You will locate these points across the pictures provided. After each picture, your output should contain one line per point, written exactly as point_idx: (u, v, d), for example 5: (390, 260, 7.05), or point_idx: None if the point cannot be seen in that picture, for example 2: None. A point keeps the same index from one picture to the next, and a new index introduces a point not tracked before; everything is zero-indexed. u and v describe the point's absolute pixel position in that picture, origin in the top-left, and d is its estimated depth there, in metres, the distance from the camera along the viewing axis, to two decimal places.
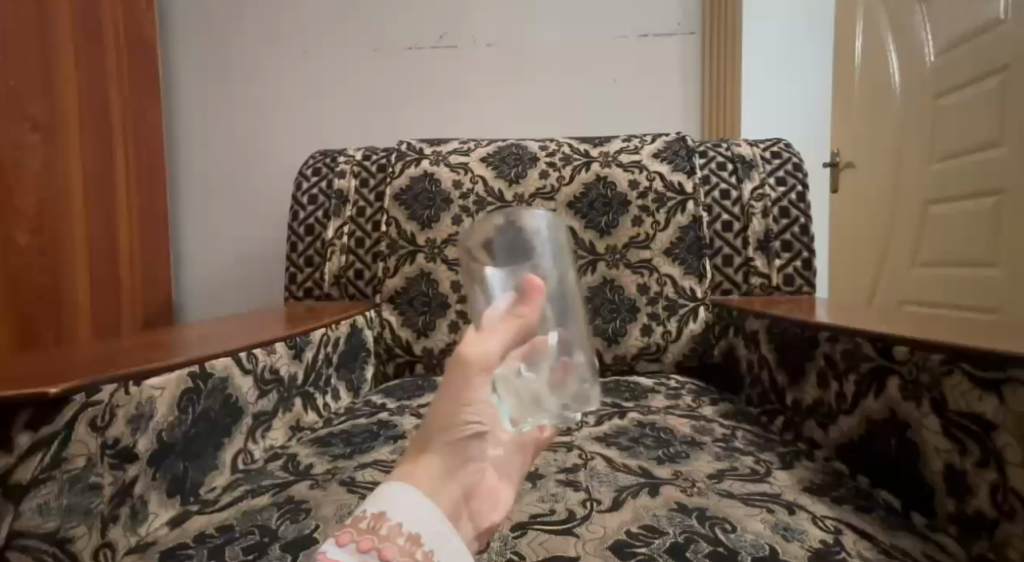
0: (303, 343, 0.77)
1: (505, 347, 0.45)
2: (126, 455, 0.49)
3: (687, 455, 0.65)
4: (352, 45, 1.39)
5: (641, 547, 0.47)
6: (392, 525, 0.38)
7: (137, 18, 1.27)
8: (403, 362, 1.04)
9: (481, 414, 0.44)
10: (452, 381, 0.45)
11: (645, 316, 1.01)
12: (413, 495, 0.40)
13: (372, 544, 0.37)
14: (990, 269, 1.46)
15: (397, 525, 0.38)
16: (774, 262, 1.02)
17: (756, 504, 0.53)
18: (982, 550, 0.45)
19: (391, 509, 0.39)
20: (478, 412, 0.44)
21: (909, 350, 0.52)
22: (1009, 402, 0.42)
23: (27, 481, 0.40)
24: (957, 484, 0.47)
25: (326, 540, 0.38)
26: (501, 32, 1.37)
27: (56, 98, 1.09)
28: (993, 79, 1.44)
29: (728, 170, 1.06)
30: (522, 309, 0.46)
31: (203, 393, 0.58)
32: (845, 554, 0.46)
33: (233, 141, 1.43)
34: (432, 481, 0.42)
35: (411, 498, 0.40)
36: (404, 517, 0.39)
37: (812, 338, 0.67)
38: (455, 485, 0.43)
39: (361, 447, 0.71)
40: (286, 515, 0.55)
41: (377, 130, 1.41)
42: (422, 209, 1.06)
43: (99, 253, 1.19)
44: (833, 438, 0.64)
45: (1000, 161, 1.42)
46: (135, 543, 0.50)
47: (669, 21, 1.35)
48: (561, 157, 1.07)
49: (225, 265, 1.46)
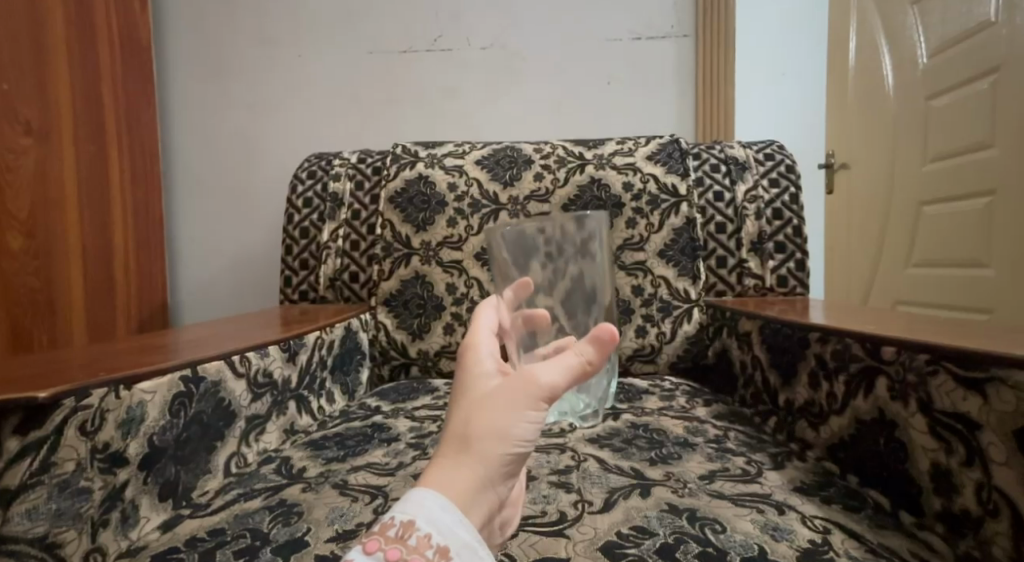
0: (298, 346, 0.77)
1: (572, 376, 0.38)
2: (117, 459, 0.49)
3: (679, 456, 0.65)
4: (347, 47, 1.39)
5: (631, 548, 0.48)
6: (420, 536, 0.33)
7: (132, 23, 1.28)
8: (398, 364, 1.04)
9: (532, 434, 0.37)
10: (504, 394, 0.37)
11: (639, 317, 1.02)
12: (450, 509, 0.34)
13: (398, 556, 0.32)
14: (983, 269, 1.47)
15: (426, 537, 0.33)
16: (768, 263, 1.02)
17: (746, 505, 0.53)
18: (969, 548, 0.45)
19: (424, 519, 0.33)
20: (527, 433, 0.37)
21: (898, 350, 0.52)
22: (994, 402, 0.43)
23: (16, 486, 0.41)
24: (944, 484, 0.48)
25: (352, 549, 0.33)
26: (495, 35, 1.37)
27: (49, 103, 1.10)
28: (984, 81, 1.45)
29: (722, 172, 1.06)
30: (590, 353, 0.38)
31: (195, 397, 0.58)
32: (833, 554, 0.46)
33: (228, 145, 1.43)
34: (467, 497, 0.35)
35: (446, 512, 0.34)
36: (437, 529, 0.33)
37: (803, 339, 0.68)
38: (489, 505, 0.37)
39: (355, 449, 0.71)
40: (278, 519, 0.55)
41: (371, 133, 1.41)
42: (417, 212, 1.06)
43: (94, 257, 1.19)
44: (824, 438, 0.64)
45: (991, 162, 1.43)
46: (126, 547, 0.50)
47: (662, 23, 1.35)
48: (555, 160, 1.07)
49: (220, 269, 1.46)
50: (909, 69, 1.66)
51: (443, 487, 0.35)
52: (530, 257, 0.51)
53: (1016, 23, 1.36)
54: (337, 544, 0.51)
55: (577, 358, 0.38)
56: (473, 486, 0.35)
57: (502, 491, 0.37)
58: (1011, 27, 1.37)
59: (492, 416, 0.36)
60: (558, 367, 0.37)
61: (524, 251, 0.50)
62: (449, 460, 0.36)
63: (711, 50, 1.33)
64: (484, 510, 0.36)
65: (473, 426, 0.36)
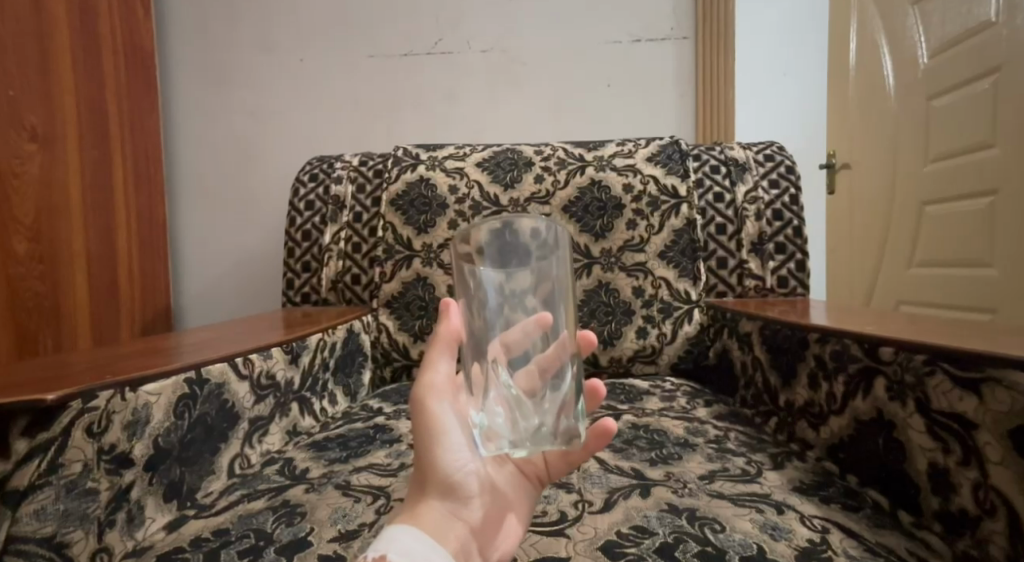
0: (301, 347, 0.77)
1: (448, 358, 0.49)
2: (124, 460, 0.50)
3: (679, 457, 0.65)
4: (350, 50, 1.40)
5: (631, 547, 0.48)
6: None
7: (134, 27, 1.28)
8: (400, 366, 1.05)
9: (461, 449, 0.46)
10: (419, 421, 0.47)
11: (640, 319, 1.02)
12: (414, 536, 0.42)
13: None
14: (987, 269, 1.47)
15: None
16: (768, 264, 1.02)
17: (745, 504, 0.54)
18: (966, 547, 0.46)
19: (392, 551, 0.41)
20: (457, 449, 0.46)
21: (894, 351, 0.53)
22: (989, 403, 0.43)
23: (25, 486, 0.42)
24: (941, 483, 0.48)
25: None
26: (495, 38, 1.38)
27: (55, 109, 1.11)
28: (986, 80, 1.44)
29: (722, 174, 1.07)
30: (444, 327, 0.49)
31: (199, 399, 0.58)
32: (831, 553, 0.46)
33: (231, 147, 1.44)
34: (433, 523, 0.44)
35: (412, 539, 0.42)
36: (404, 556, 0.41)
37: (802, 341, 0.68)
38: (457, 526, 0.45)
39: (358, 450, 0.72)
40: (282, 519, 0.55)
41: (373, 136, 1.42)
42: (419, 214, 1.07)
43: (99, 262, 1.20)
44: (824, 439, 0.64)
45: (994, 163, 1.43)
46: (131, 547, 0.51)
47: (662, 25, 1.36)
48: (556, 162, 1.08)
49: (222, 271, 1.47)
50: (909, 70, 1.65)
51: (410, 522, 0.44)
52: (507, 257, 0.45)
53: (1017, 24, 1.36)
54: (340, 544, 0.51)
55: (445, 335, 0.48)
56: (437, 511, 0.45)
57: (463, 510, 0.46)
58: (1011, 29, 1.37)
59: (424, 449, 0.46)
60: (437, 357, 0.48)
61: (493, 255, 0.45)
62: (414, 504, 0.46)
63: (710, 54, 1.33)
64: (454, 534, 0.44)
65: (418, 468, 0.47)
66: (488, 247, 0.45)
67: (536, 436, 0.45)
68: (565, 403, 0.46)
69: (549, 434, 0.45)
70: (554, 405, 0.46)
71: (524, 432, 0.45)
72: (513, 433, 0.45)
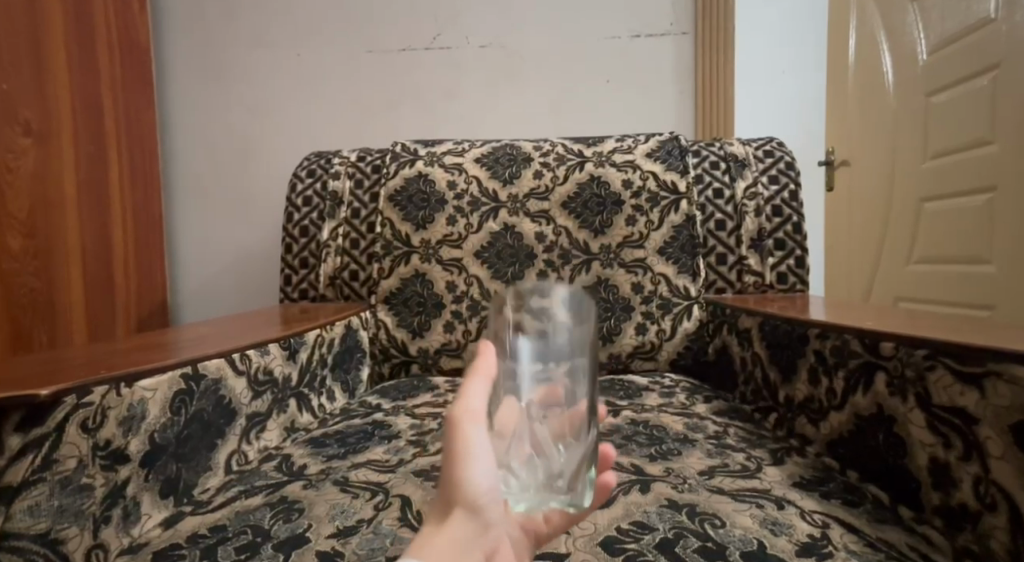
0: (298, 343, 0.77)
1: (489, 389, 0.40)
2: (119, 456, 0.49)
3: (678, 452, 0.65)
4: (348, 45, 1.39)
5: (631, 543, 0.48)
6: None
7: (130, 20, 1.28)
8: (399, 362, 1.04)
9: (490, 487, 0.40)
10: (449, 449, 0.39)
11: (639, 315, 1.02)
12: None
13: None
14: (986, 266, 1.46)
15: None
16: (767, 260, 1.02)
17: (745, 500, 0.54)
18: (967, 542, 0.46)
19: None
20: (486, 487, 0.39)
21: (894, 346, 0.52)
22: (989, 399, 0.43)
23: (19, 482, 0.41)
24: (942, 478, 0.48)
25: None
26: (494, 33, 1.37)
27: (49, 104, 1.10)
28: (986, 77, 1.44)
29: (721, 170, 1.06)
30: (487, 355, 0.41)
31: (195, 394, 0.58)
32: (831, 548, 0.46)
33: (228, 143, 1.43)
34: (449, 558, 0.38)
35: None
36: None
37: (801, 336, 0.68)
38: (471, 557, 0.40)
39: (356, 447, 0.71)
40: (280, 515, 0.55)
41: (371, 132, 1.41)
42: (418, 210, 1.06)
43: (95, 258, 1.19)
44: (824, 434, 0.64)
45: (993, 159, 1.42)
46: (127, 544, 0.50)
47: (662, 21, 1.35)
48: (555, 157, 1.07)
49: (219, 268, 1.46)
50: (909, 66, 1.66)
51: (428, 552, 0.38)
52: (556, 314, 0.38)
53: (1015, 20, 1.35)
54: (337, 540, 0.51)
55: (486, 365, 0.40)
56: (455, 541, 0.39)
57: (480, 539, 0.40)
58: (1010, 25, 1.36)
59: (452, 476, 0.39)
60: (477, 385, 0.40)
61: (545, 307, 0.38)
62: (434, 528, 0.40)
63: (710, 50, 1.33)
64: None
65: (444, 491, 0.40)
66: (539, 299, 0.38)
67: (547, 498, 0.39)
68: (582, 472, 0.40)
69: (561, 493, 0.39)
70: (573, 470, 0.40)
71: (537, 488, 0.39)
72: (527, 487, 0.39)
